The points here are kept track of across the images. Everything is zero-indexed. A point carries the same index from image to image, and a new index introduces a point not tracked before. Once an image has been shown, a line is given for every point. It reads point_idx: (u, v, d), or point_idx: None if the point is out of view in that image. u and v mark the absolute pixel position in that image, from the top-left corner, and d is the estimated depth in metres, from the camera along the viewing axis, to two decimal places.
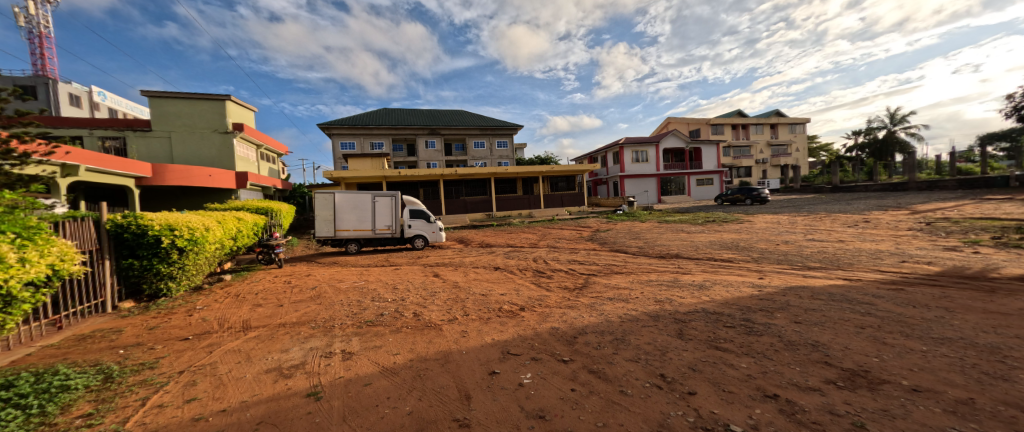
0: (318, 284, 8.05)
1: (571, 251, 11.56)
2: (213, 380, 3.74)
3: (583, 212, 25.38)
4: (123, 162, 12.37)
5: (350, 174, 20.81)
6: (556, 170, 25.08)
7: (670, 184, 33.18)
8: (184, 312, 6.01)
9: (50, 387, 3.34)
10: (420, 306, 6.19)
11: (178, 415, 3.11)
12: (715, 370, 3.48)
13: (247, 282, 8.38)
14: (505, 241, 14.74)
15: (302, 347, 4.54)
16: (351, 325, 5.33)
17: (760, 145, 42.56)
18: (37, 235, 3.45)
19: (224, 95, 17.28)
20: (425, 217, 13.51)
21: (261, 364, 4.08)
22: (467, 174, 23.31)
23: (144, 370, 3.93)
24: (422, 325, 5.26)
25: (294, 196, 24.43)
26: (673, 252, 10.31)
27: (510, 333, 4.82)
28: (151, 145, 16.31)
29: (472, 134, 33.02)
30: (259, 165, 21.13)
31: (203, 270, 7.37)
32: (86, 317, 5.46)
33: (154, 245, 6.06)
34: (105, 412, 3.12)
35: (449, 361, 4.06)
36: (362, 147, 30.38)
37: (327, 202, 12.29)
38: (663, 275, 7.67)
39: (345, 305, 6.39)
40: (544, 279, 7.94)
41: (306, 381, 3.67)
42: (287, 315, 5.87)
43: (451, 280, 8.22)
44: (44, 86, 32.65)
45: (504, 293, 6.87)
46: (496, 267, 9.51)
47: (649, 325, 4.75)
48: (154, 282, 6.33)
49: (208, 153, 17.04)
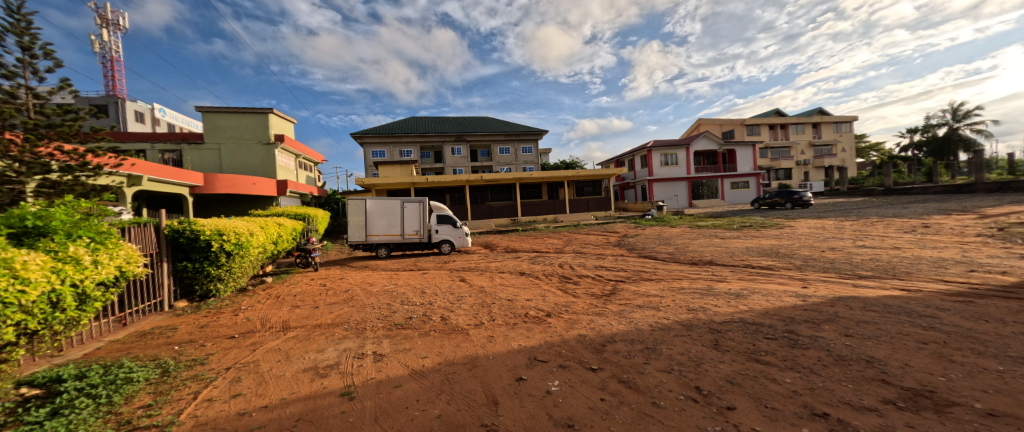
0: (350, 287, 8.35)
1: (599, 257, 11.34)
2: (256, 377, 3.95)
3: (609, 217, 25.00)
4: (179, 172, 13.35)
5: (380, 181, 21.67)
6: (583, 175, 24.78)
7: (702, 188, 32.04)
8: (230, 312, 6.40)
9: (116, 379, 3.63)
10: (448, 310, 6.27)
11: (225, 409, 3.30)
12: (756, 385, 3.29)
13: (286, 284, 8.83)
14: (530, 246, 14.73)
15: (336, 348, 4.72)
16: (381, 327, 5.49)
17: (801, 146, 40.25)
18: (108, 240, 3.78)
19: (267, 109, 18.39)
20: (451, 222, 13.71)
21: (299, 363, 4.28)
22: (492, 180, 23.53)
23: (196, 365, 4.22)
24: (448, 329, 5.34)
25: (329, 202, 25.63)
26: (707, 258, 9.93)
27: (537, 339, 4.79)
28: (203, 156, 17.62)
29: (498, 141, 33.31)
30: (298, 173, 22.24)
31: (247, 272, 7.83)
32: (146, 315, 5.92)
33: (205, 248, 6.51)
34: (162, 404, 3.36)
35: (476, 365, 4.10)
36: (392, 155, 31.40)
37: (358, 208, 12.77)
38: (696, 282, 7.36)
39: (375, 308, 6.58)
40: (571, 286, 7.80)
41: (340, 380, 3.81)
42: (322, 317, 6.12)
43: (477, 285, 8.30)
44: (114, 105, 36.16)
45: (530, 299, 6.83)
46: (522, 272, 9.50)
47: (683, 334, 4.56)
48: (205, 284, 6.78)
49: (253, 163, 18.19)
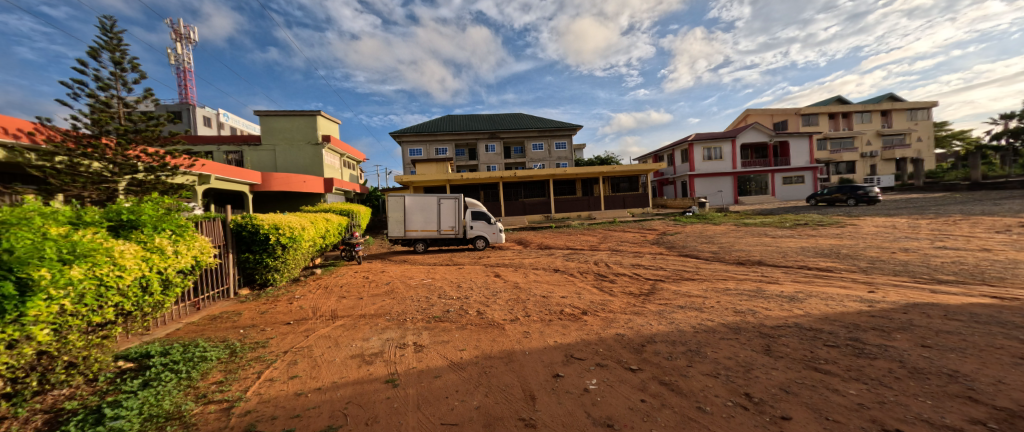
0: (391, 280, 8.73)
1: (637, 255, 11.03)
2: (310, 361, 4.25)
3: (647, 214, 24.23)
4: (241, 171, 14.53)
5: (418, 179, 22.33)
6: (619, 171, 24.19)
7: (749, 183, 30.09)
8: (286, 300, 6.92)
9: (193, 357, 4.05)
10: (484, 305, 6.39)
11: (284, 390, 3.58)
12: (815, 395, 3.08)
13: (333, 276, 9.39)
14: (565, 243, 14.61)
15: (380, 337, 4.96)
16: (420, 319, 5.70)
17: (867, 137, 36.68)
18: (186, 232, 4.23)
19: (315, 111, 19.53)
20: (485, 219, 13.92)
21: (347, 350, 4.55)
22: (526, 176, 23.53)
23: (258, 348, 4.60)
24: (485, 323, 5.43)
25: (371, 199, 26.82)
26: (755, 258, 9.37)
27: (573, 337, 4.77)
28: (260, 156, 19.06)
29: (532, 137, 33.17)
30: (342, 172, 23.44)
31: (299, 264, 8.41)
32: (215, 301, 6.51)
33: (264, 241, 7.07)
34: (232, 381, 3.71)
35: (513, 360, 4.15)
36: (428, 153, 32.27)
37: (398, 204, 13.26)
38: (743, 283, 6.97)
39: (415, 300, 6.84)
40: (607, 284, 7.66)
41: (385, 368, 4.01)
42: (366, 307, 6.45)
43: (512, 280, 8.38)
44: (187, 111, 40.02)
45: (565, 296, 6.79)
46: (557, 269, 9.45)
47: (730, 338, 4.35)
48: (264, 274, 7.36)
49: (303, 162, 19.43)
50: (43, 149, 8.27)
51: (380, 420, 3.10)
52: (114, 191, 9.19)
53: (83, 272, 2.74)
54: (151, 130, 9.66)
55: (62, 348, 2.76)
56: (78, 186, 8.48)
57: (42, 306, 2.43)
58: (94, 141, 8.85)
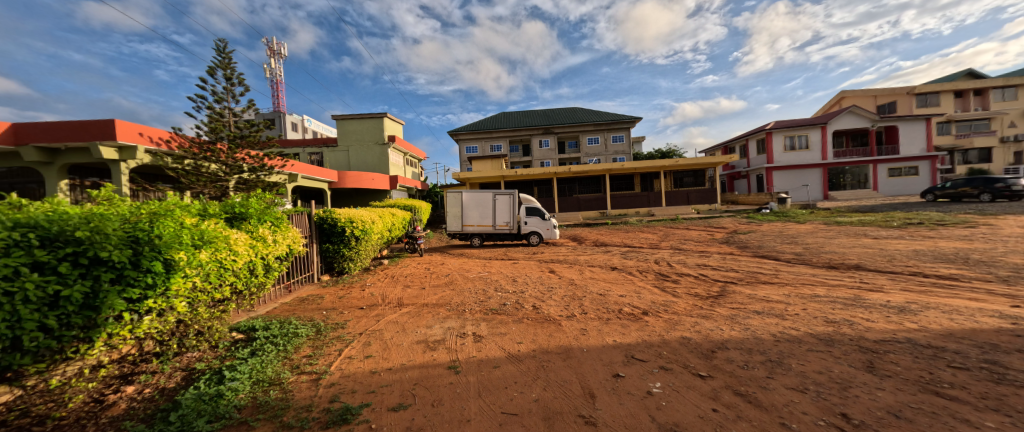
0: (450, 272, 9.10)
1: (704, 255, 10.27)
2: (381, 343, 4.59)
3: (715, 211, 22.51)
4: (321, 170, 16.08)
5: (474, 175, 22.94)
6: (684, 164, 22.71)
7: (845, 176, 26.75)
8: (359, 287, 7.55)
9: (288, 333, 4.63)
10: (539, 300, 6.39)
11: (360, 367, 3.92)
12: (934, 424, 2.64)
13: (398, 266, 10.05)
14: (623, 241, 14.08)
15: (441, 326, 5.20)
16: (478, 311, 5.87)
17: (1009, 117, 30.43)
18: (282, 224, 4.83)
19: (382, 113, 20.92)
20: (540, 214, 13.90)
21: (413, 336, 4.84)
22: (581, 172, 23.04)
23: (338, 328, 5.10)
24: (541, 318, 5.44)
25: (431, 195, 28.19)
26: (850, 262, 8.22)
27: (634, 337, 4.59)
28: (336, 157, 20.93)
29: (588, 131, 32.34)
30: (405, 170, 24.88)
31: (370, 255, 9.12)
32: (303, 285, 7.30)
33: (342, 233, 7.76)
34: (318, 356, 4.16)
35: (571, 356, 4.11)
36: (484, 150, 33.00)
37: (456, 200, 13.75)
38: (835, 290, 6.15)
39: (472, 292, 7.06)
40: (670, 284, 7.24)
41: (447, 355, 4.20)
42: (428, 297, 6.80)
43: (567, 277, 8.28)
44: (279, 118, 45.27)
45: (624, 295, 6.55)
46: (614, 267, 9.14)
47: (819, 350, 3.88)
48: (341, 262, 8.10)
49: (372, 161, 20.96)
50: (176, 154, 9.95)
51: (445, 403, 3.25)
52: (225, 189, 11.45)
53: (208, 256, 3.28)
54: (253, 136, 11.66)
55: (193, 318, 3.35)
56: (200, 186, 10.80)
57: (180, 282, 2.99)
58: (212, 146, 10.88)
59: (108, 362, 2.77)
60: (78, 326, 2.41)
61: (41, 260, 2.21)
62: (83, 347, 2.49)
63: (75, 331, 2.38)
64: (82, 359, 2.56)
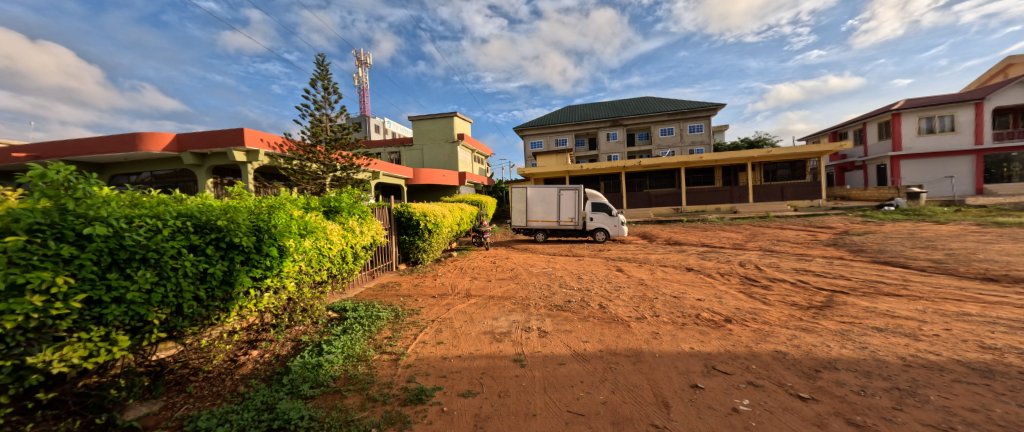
0: (515, 266, 9.16)
1: (802, 258, 8.97)
2: (451, 331, 4.77)
3: (816, 208, 19.72)
4: (398, 168, 17.30)
5: (539, 171, 22.88)
6: (777, 155, 20.17)
7: (1010, 165, 21.61)
8: (431, 277, 7.97)
9: (372, 315, 5.08)
10: (606, 299, 6.12)
11: (432, 352, 4.10)
12: None
13: (466, 259, 10.42)
14: (700, 240, 12.93)
15: (507, 318, 5.24)
16: (543, 306, 5.80)
17: None
18: (367, 216, 5.29)
19: (452, 112, 21.81)
20: (606, 210, 13.38)
21: (480, 326, 4.94)
22: (653, 165, 21.64)
23: (413, 314, 5.41)
24: (608, 317, 5.19)
25: (497, 191, 28.83)
26: (1013, 274, 6.51)
27: (715, 346, 4.15)
28: (411, 155, 22.40)
29: (661, 122, 30.27)
30: (473, 166, 25.72)
31: (440, 247, 9.57)
32: (384, 272, 7.90)
33: (416, 227, 8.25)
34: (397, 338, 4.46)
35: (642, 360, 3.84)
36: (549, 145, 32.75)
37: (521, 195, 13.82)
38: (989, 309, 4.91)
39: (537, 287, 7.02)
40: (758, 290, 6.44)
41: (513, 348, 4.20)
42: (494, 289, 6.92)
43: (636, 276, 7.82)
44: (364, 121, 49.91)
45: (702, 299, 5.98)
46: (690, 268, 8.42)
47: (970, 383, 3.11)
48: (416, 253, 8.62)
49: (443, 158, 22.02)
50: (287, 156, 11.70)
51: (510, 394, 3.25)
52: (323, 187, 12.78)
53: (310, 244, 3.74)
54: (344, 138, 12.97)
55: (299, 297, 3.85)
56: (304, 183, 12.39)
57: (291, 266, 3.47)
58: (314, 149, 12.43)
59: (239, 330, 3.30)
60: (219, 298, 2.88)
61: (196, 243, 2.68)
62: (223, 315, 2.97)
63: (217, 302, 2.86)
64: (221, 325, 3.08)
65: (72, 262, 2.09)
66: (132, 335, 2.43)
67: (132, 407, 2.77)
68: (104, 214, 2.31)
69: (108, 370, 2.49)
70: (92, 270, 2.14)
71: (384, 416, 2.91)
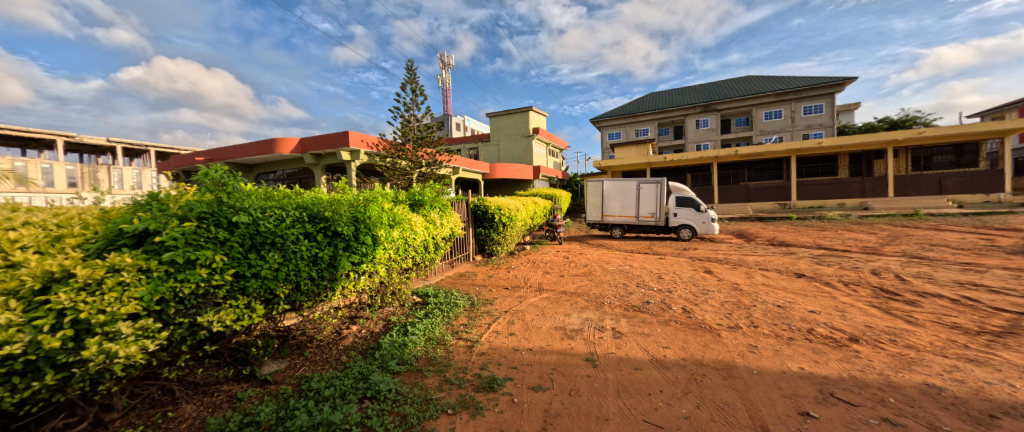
0: (589, 262, 8.81)
1: (963, 269, 7.05)
2: (522, 323, 4.71)
3: (985, 206, 15.87)
4: (475, 163, 17.90)
5: (616, 163, 21.78)
6: (929, 138, 16.48)
7: None
8: (505, 269, 8.05)
9: (450, 302, 5.28)
10: (691, 303, 5.51)
11: (504, 343, 4.08)
12: None
13: (539, 252, 10.34)
14: (813, 241, 11.02)
15: (579, 315, 5.01)
16: (618, 306, 5.43)
17: None
18: (447, 208, 5.50)
19: (527, 106, 21.81)
20: (694, 206, 12.17)
21: (551, 321, 4.80)
22: (753, 154, 19.14)
23: (487, 304, 5.49)
24: (694, 323, 4.65)
25: (572, 184, 28.32)
26: None
27: (833, 368, 3.42)
28: (488, 151, 23.09)
29: (764, 105, 26.56)
30: (548, 160, 25.53)
31: (514, 241, 9.63)
32: (462, 263, 8.19)
33: (491, 220, 8.40)
34: (472, 326, 4.55)
35: (735, 375, 3.33)
36: (628, 136, 30.98)
37: (596, 189, 13.24)
38: None
39: (612, 285, 6.63)
40: (895, 305, 5.21)
41: (586, 346, 3.97)
42: (566, 285, 6.71)
43: (729, 280, 6.93)
44: (447, 120, 52.84)
45: (816, 311, 5.02)
46: (799, 274, 7.19)
47: None
48: (491, 246, 8.79)
49: (519, 152, 22.23)
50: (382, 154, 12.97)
51: (582, 394, 3.06)
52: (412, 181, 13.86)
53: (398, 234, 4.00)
54: (428, 136, 13.76)
55: (389, 281, 4.17)
56: (395, 178, 13.53)
57: (382, 253, 3.74)
58: (403, 147, 13.46)
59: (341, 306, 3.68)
60: (327, 279, 3.22)
61: (310, 230, 3.00)
62: (330, 293, 3.35)
63: (326, 281, 3.20)
64: (328, 301, 3.46)
65: (225, 243, 2.48)
66: (266, 305, 2.84)
67: (267, 363, 3.29)
68: (247, 205, 2.70)
69: (251, 331, 3.07)
70: (239, 251, 2.51)
71: (459, 399, 2.96)
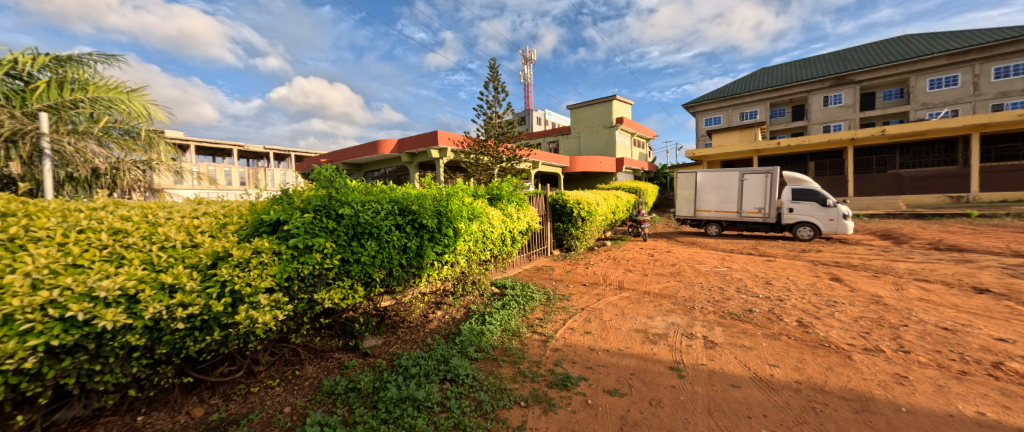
0: (678, 262, 8.02)
1: None
2: (599, 323, 4.44)
3: None
4: (554, 157, 17.70)
5: (713, 152, 19.65)
6: None
7: None
8: (583, 264, 7.78)
9: (527, 295, 5.24)
10: (808, 315, 4.62)
11: (579, 341, 3.88)
12: None
13: (621, 249, 9.80)
14: (995, 247, 8.45)
15: (664, 319, 4.55)
16: (712, 312, 4.81)
17: None
18: (522, 202, 5.46)
19: (610, 96, 20.80)
20: (815, 200, 10.25)
21: (631, 323, 4.44)
22: (900, 134, 15.62)
23: (563, 300, 5.32)
24: (811, 340, 3.88)
25: (658, 177, 26.43)
26: None
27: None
28: (569, 144, 22.72)
29: (926, 71, 21.36)
30: (632, 152, 24.14)
31: (594, 235, 9.27)
32: (539, 257, 8.14)
33: (570, 214, 8.20)
34: (548, 321, 4.44)
35: (868, 409, 2.66)
36: (731, 119, 27.63)
37: (689, 181, 12.09)
38: None
39: (706, 288, 5.91)
40: None
41: (671, 354, 3.57)
42: (651, 285, 6.19)
43: (863, 290, 5.66)
44: (528, 115, 53.44)
45: (1001, 340, 3.78)
46: (973, 289, 5.54)
47: None
48: (570, 240, 8.58)
49: (600, 144, 21.40)
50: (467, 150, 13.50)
51: (665, 406, 2.73)
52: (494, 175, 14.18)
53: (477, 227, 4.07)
54: (509, 132, 13.85)
55: (469, 271, 4.27)
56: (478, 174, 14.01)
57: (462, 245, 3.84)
58: (485, 144, 13.86)
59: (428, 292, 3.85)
60: (415, 267, 3.39)
61: (400, 222, 3.18)
62: (419, 280, 3.52)
63: (414, 269, 3.37)
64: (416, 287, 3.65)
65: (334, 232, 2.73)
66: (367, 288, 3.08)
67: (368, 338, 3.59)
68: (350, 198, 2.95)
69: (357, 308, 3.36)
70: (347, 239, 2.75)
71: (532, 393, 2.87)
